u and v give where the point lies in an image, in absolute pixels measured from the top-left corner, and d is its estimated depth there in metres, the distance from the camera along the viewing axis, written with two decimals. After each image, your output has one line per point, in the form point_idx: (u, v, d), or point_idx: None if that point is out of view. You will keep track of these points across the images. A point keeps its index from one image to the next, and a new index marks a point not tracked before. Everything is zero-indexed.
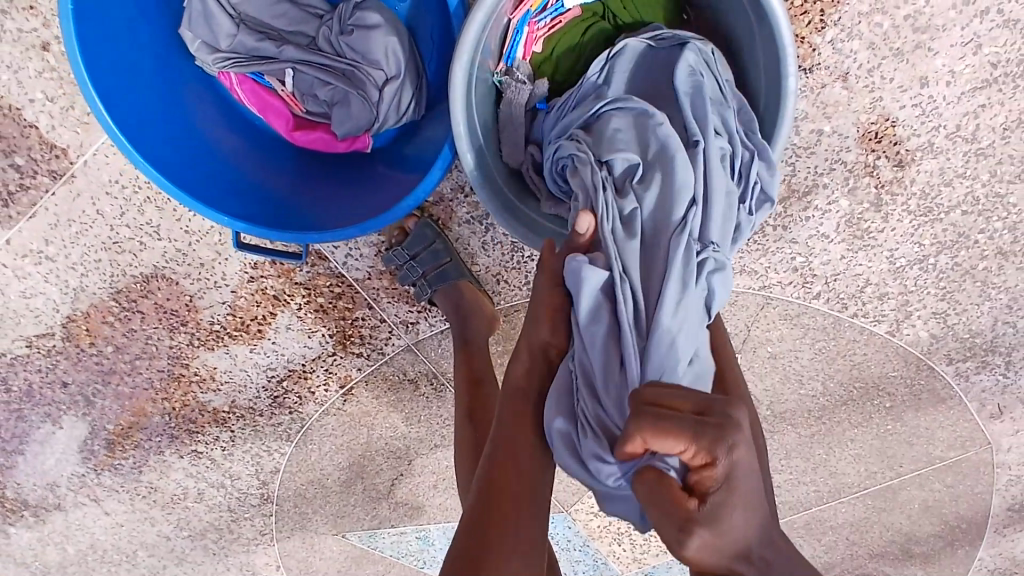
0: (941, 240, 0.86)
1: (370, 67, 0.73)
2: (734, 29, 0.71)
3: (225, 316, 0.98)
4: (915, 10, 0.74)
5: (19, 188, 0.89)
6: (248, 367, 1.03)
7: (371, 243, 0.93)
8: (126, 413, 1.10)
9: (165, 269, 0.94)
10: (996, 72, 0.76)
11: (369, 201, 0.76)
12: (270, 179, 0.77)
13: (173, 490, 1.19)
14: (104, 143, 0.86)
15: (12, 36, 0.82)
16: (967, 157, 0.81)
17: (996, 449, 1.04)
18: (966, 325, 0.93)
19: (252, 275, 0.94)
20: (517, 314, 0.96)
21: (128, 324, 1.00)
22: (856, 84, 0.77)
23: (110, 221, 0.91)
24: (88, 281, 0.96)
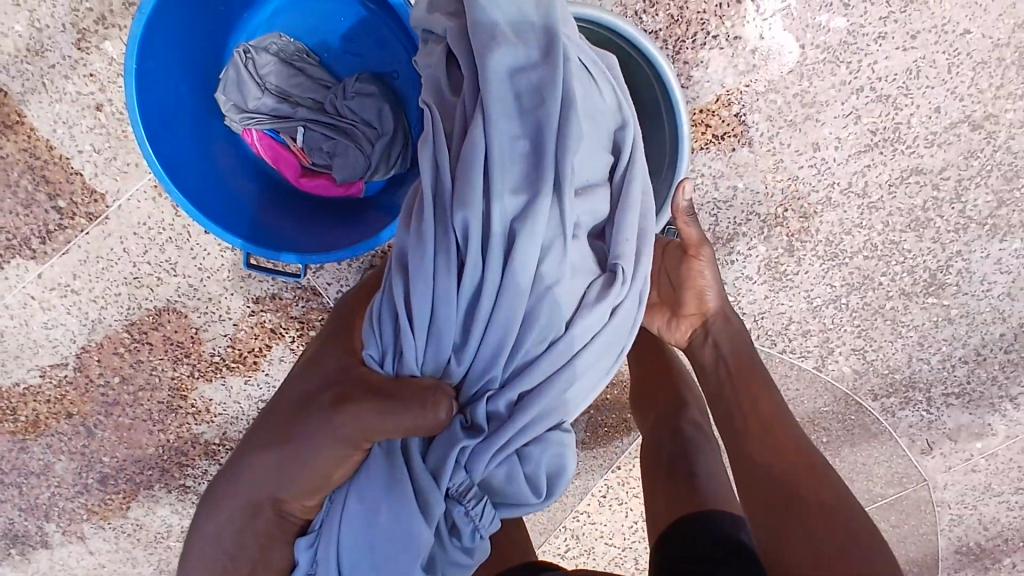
0: (850, 282, 1.00)
1: (365, 126, 0.90)
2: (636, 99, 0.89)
3: (225, 348, 1.09)
4: (801, 89, 0.92)
5: (58, 227, 1.04)
6: (241, 399, 1.13)
7: (358, 282, 1.06)
8: (122, 445, 1.17)
9: (176, 302, 1.07)
10: (874, 138, 0.94)
11: (357, 233, 0.91)
12: (275, 215, 0.93)
13: (157, 528, 1.24)
14: (138, 189, 1.02)
15: (73, 99, 1.00)
16: (860, 210, 0.96)
17: (933, 486, 1.11)
18: (885, 362, 1.04)
19: (253, 309, 1.07)
20: None
21: (136, 355, 1.11)
22: (760, 148, 0.94)
23: (134, 258, 1.05)
24: (106, 313, 1.08)
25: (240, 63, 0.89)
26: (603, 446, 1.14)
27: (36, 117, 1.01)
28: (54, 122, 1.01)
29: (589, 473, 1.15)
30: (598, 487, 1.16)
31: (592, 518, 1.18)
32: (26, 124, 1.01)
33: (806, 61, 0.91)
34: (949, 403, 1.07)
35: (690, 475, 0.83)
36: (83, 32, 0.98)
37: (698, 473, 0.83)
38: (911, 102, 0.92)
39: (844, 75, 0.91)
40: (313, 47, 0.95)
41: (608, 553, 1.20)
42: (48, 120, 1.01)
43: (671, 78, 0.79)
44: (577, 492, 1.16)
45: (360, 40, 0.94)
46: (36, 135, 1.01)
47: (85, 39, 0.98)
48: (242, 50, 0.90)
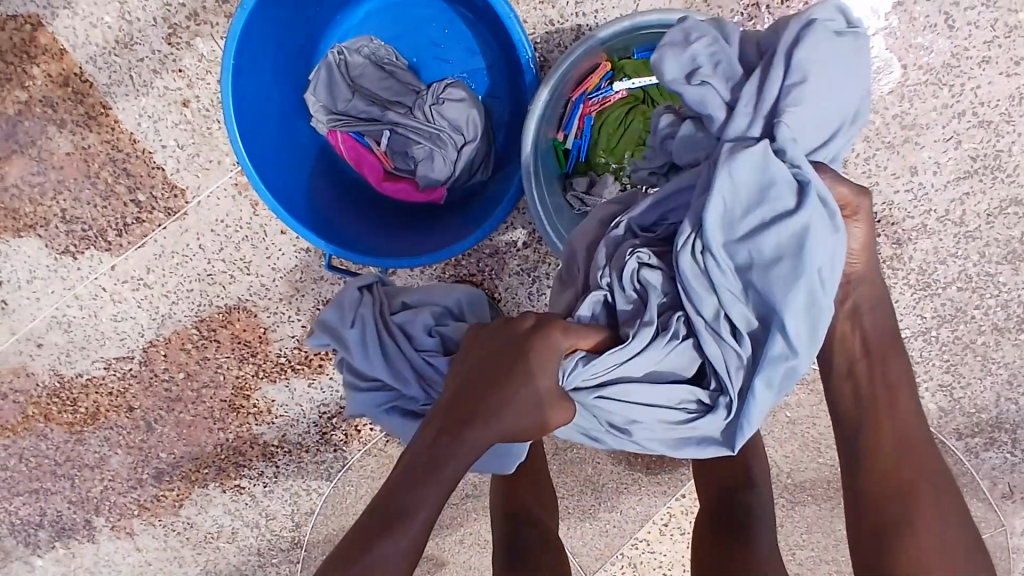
0: (940, 313, 0.96)
1: (452, 131, 0.89)
2: None
3: (292, 350, 1.08)
4: (901, 111, 0.90)
5: (135, 220, 1.05)
6: (303, 402, 1.11)
7: (430, 289, 1.05)
8: (180, 442, 1.17)
9: (247, 301, 1.06)
10: (974, 165, 0.91)
11: (439, 240, 0.89)
12: (356, 218, 0.92)
13: (208, 528, 1.22)
14: (218, 186, 1.02)
15: (159, 94, 1.01)
16: (957, 239, 0.93)
17: (1015, 533, 1.06)
18: (971, 399, 1.00)
19: (322, 311, 1.06)
20: None
21: (202, 352, 1.10)
22: (854, 171, 0.92)
23: (208, 254, 1.05)
24: (176, 308, 1.08)
25: (334, 66, 0.90)
26: (669, 470, 1.11)
27: (122, 109, 1.01)
28: (140, 116, 1.01)
29: (652, 497, 1.12)
30: (661, 514, 1.13)
31: (651, 547, 1.15)
32: (111, 116, 1.02)
33: (906, 83, 0.89)
34: None
35: (747, 530, 0.73)
36: (174, 27, 0.99)
37: (759, 522, 0.74)
38: (1014, 129, 0.89)
39: (946, 98, 0.89)
40: (403, 52, 0.95)
41: None
42: (133, 114, 1.01)
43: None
44: (638, 516, 1.13)
45: (450, 46, 0.94)
46: (121, 127, 1.02)
47: (176, 34, 0.99)
48: (336, 52, 0.90)
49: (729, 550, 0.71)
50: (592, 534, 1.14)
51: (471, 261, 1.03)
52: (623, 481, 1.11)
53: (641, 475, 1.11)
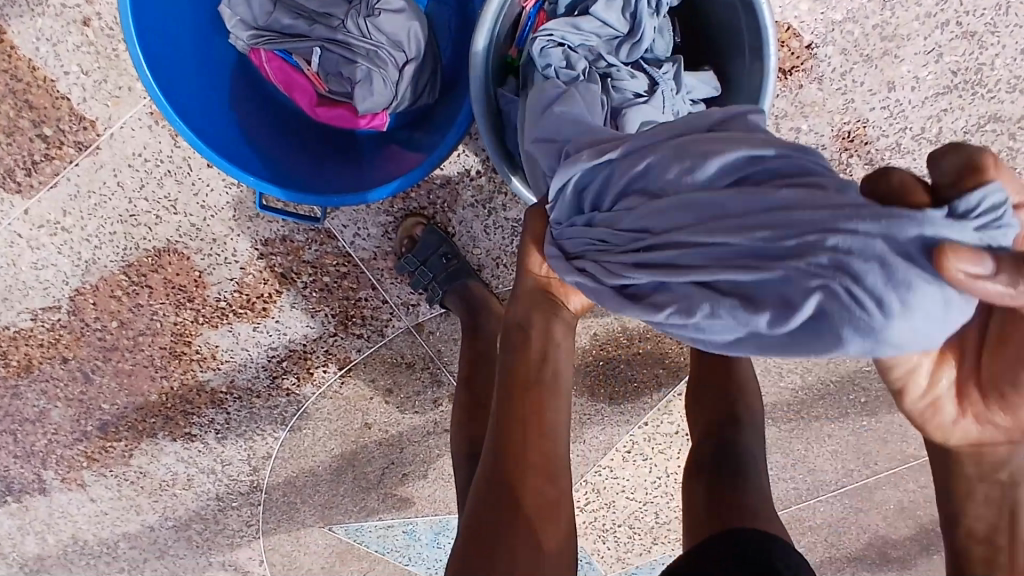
0: None
1: (392, 48, 0.79)
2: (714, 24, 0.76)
3: (231, 293, 1.01)
4: (882, 20, 0.83)
5: (43, 158, 0.94)
6: (249, 347, 1.05)
7: (378, 225, 0.98)
8: (123, 392, 1.11)
9: (177, 243, 0.98)
10: (955, 79, 0.85)
11: (384, 173, 0.81)
12: (292, 151, 0.83)
13: (162, 476, 1.19)
14: (132, 117, 0.92)
15: (55, 12, 0.88)
16: None
17: None
18: None
19: (261, 251, 0.99)
20: (514, 298, 1.01)
21: (135, 299, 1.02)
22: (830, 86, 0.85)
23: (130, 193, 0.95)
24: (100, 253, 0.99)
25: None
26: (631, 400, 1.09)
27: (14, 31, 0.89)
28: (36, 38, 0.89)
29: (614, 427, 1.11)
30: (623, 442, 1.12)
31: (614, 473, 1.15)
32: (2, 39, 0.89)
33: None
34: None
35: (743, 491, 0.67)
36: None
37: (753, 486, 0.68)
38: (999, 41, 0.84)
39: (930, 6, 0.82)
40: None
41: (628, 507, 1.17)
42: (28, 35, 0.89)
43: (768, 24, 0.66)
44: (600, 445, 1.13)
45: None
46: (15, 52, 0.89)
47: None
48: None
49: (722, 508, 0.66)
50: None
51: (421, 192, 0.96)
52: (586, 412, 1.10)
53: (604, 404, 1.10)
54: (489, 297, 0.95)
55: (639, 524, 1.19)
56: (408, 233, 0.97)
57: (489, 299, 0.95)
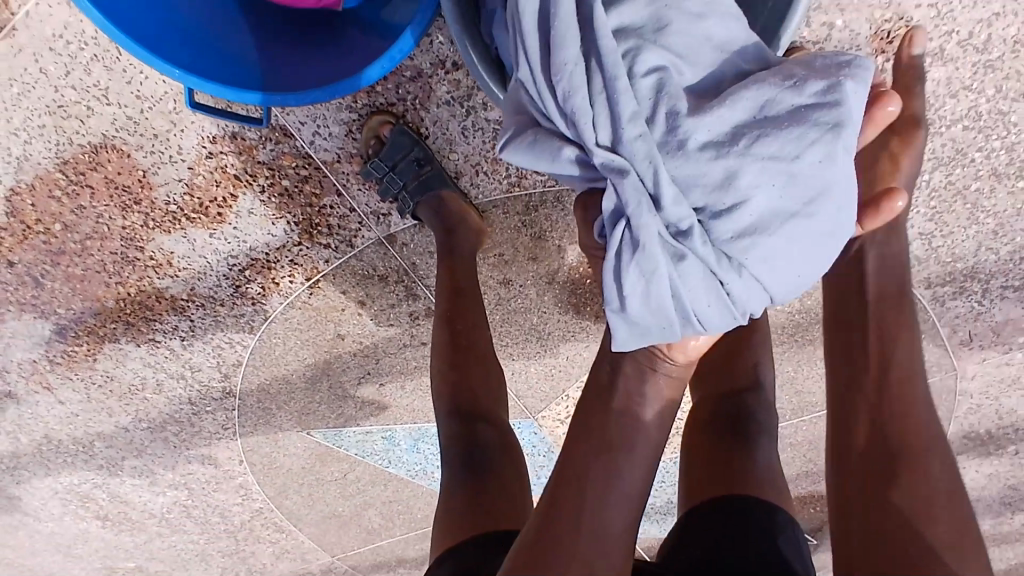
0: (937, 156, 0.83)
1: None
2: None
3: (182, 197, 0.92)
4: None
5: None
6: (207, 254, 0.97)
7: (341, 123, 0.87)
8: (78, 298, 1.03)
9: (115, 138, 0.87)
10: None
11: (336, 66, 0.68)
12: (227, 35, 0.69)
13: (130, 380, 1.15)
14: None
15: None
16: (976, 67, 0.77)
17: (962, 376, 1.04)
18: (949, 249, 0.91)
19: (211, 151, 0.88)
20: (494, 212, 0.92)
21: (76, 200, 0.93)
22: None
23: (55, 81, 0.84)
24: (32, 148, 0.89)
25: None
26: None
27: None
28: None
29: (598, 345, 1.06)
30: None
31: None
32: None
33: None
34: (1006, 295, 0.95)
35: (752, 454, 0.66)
36: None
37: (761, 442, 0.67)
38: None
39: None
40: None
41: None
42: None
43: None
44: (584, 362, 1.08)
45: None
46: None
47: None
48: None
49: (729, 472, 0.65)
50: (537, 379, 1.09)
51: (388, 87, 0.84)
52: (570, 329, 1.03)
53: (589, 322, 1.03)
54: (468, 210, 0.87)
55: None
56: (375, 133, 0.86)
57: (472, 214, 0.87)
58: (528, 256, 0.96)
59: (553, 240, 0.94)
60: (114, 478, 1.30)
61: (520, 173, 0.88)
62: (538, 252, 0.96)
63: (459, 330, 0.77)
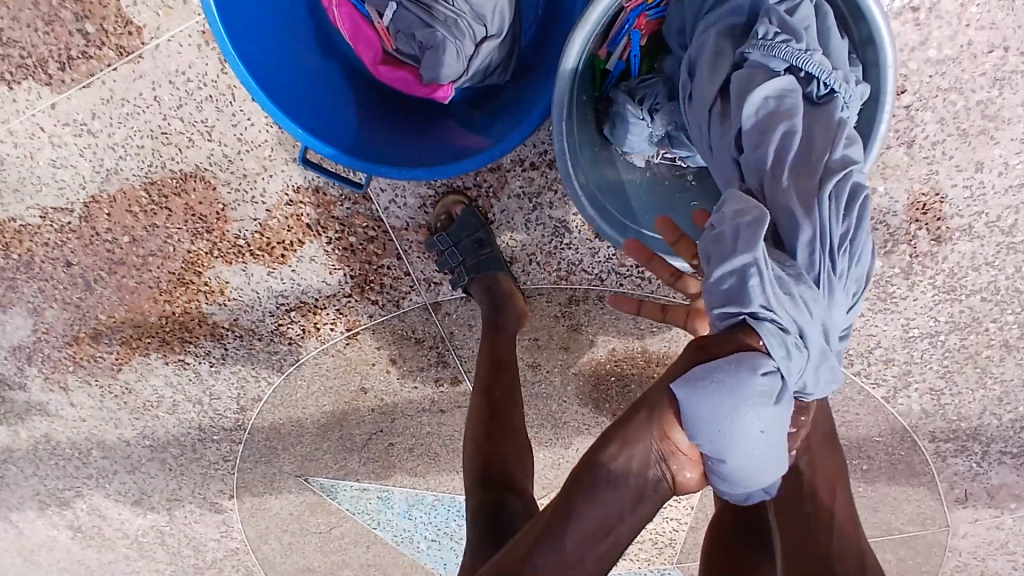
0: (955, 320, 0.90)
1: (473, 21, 0.73)
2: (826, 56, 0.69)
3: (252, 233, 0.98)
4: (988, 98, 0.78)
5: (82, 55, 0.88)
6: (260, 290, 1.02)
7: (416, 195, 0.94)
8: (122, 308, 1.07)
9: (205, 171, 0.94)
10: None
11: (436, 150, 0.76)
12: (344, 106, 0.78)
13: (147, 396, 1.16)
14: (182, 32, 0.86)
15: None
16: (998, 248, 0.85)
17: (954, 534, 1.06)
18: (956, 408, 0.97)
19: (291, 198, 0.95)
20: (538, 298, 0.98)
21: (151, 218, 0.98)
22: (917, 153, 0.81)
23: (165, 110, 0.91)
24: (124, 165, 0.95)
25: None
26: None
27: None
28: None
29: None
30: None
31: None
32: None
33: (1004, 66, 0.77)
34: (1003, 459, 1.00)
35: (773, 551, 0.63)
36: None
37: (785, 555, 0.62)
38: None
39: None
40: None
41: None
42: None
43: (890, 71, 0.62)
44: None
45: None
46: None
47: None
48: None
49: None
50: None
51: (467, 172, 0.91)
52: (586, 422, 1.07)
53: (605, 420, 1.07)
54: (516, 292, 0.92)
55: None
56: (446, 210, 0.93)
57: (518, 296, 0.93)
58: (560, 345, 1.01)
59: (588, 333, 1.00)
60: (99, 491, 1.28)
61: (570, 270, 0.94)
62: (571, 343, 1.01)
63: (497, 403, 0.81)
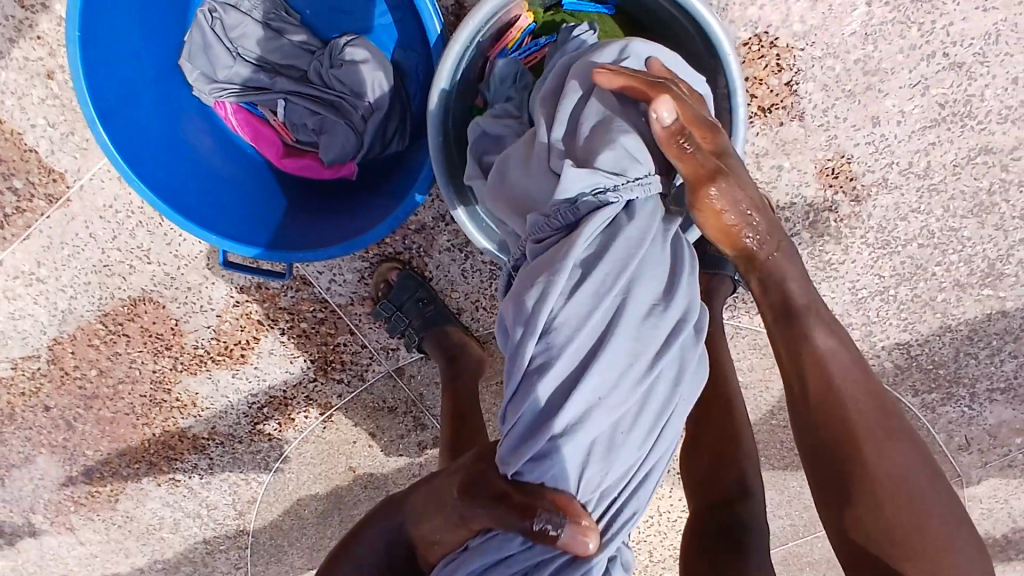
0: (900, 272, 0.90)
1: (355, 99, 0.77)
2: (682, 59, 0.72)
3: (209, 341, 1.00)
4: (864, 54, 0.80)
5: (14, 210, 0.93)
6: (230, 393, 1.04)
7: (353, 270, 0.96)
8: (106, 439, 1.09)
9: (153, 292, 0.97)
10: (942, 113, 0.82)
11: (348, 224, 0.79)
12: (257, 201, 0.81)
13: (149, 519, 1.17)
14: (101, 168, 0.91)
15: (18, 65, 0.87)
16: (920, 192, 0.86)
17: (968, 483, 1.04)
18: (929, 357, 0.96)
19: (237, 299, 0.97)
20: (494, 342, 0.99)
21: (112, 347, 1.01)
22: (812, 123, 0.83)
23: (102, 244, 0.95)
24: (76, 303, 0.98)
25: (207, 26, 0.77)
26: None
27: None
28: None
29: None
30: None
31: None
32: None
33: (872, 21, 0.79)
34: (993, 398, 0.98)
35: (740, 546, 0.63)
36: None
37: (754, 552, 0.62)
38: (987, 72, 0.80)
39: (914, 38, 0.79)
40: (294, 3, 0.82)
41: None
42: None
43: (731, 59, 0.63)
44: None
45: None
46: None
47: None
48: (208, 8, 0.77)
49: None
50: None
51: (395, 238, 0.94)
52: None
53: None
54: (470, 342, 0.94)
55: (633, 562, 1.17)
56: (384, 278, 0.96)
57: (472, 344, 0.94)
58: None
59: None
60: None
61: None
62: None
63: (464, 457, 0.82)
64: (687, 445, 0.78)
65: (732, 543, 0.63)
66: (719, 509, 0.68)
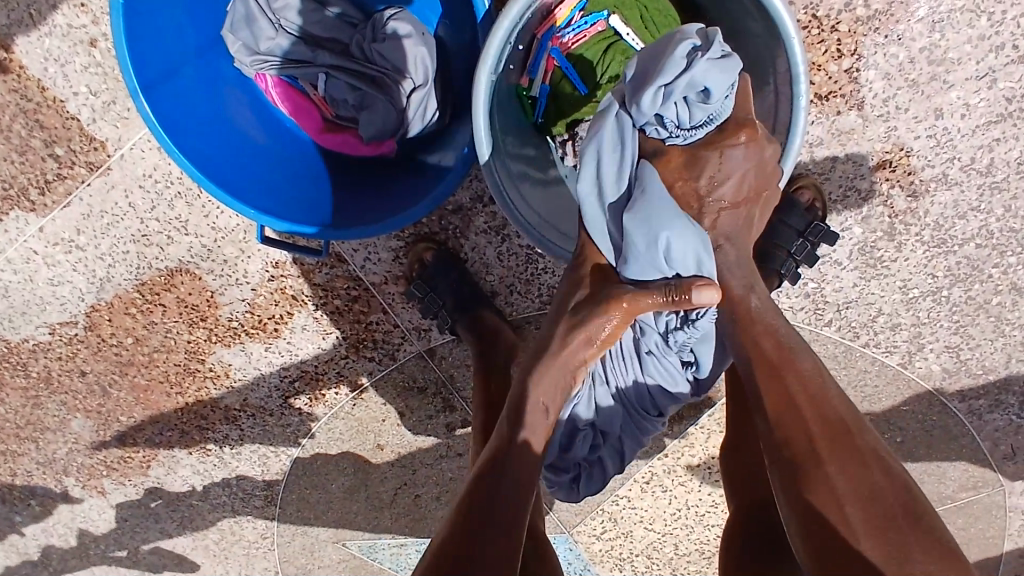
0: (954, 273, 0.86)
1: (394, 73, 0.75)
2: (744, 40, 0.68)
3: (243, 314, 1.01)
4: (930, 43, 0.76)
5: (56, 177, 0.94)
6: (262, 366, 1.05)
7: (388, 249, 0.96)
8: (140, 406, 1.10)
9: (189, 263, 0.98)
10: (1010, 107, 0.78)
11: (387, 204, 0.77)
12: (296, 176, 0.80)
13: (179, 487, 1.18)
14: (141, 138, 0.91)
15: (63, 33, 0.87)
16: (981, 190, 0.82)
17: (1011, 493, 1.00)
18: (979, 362, 0.92)
19: (273, 273, 0.97)
20: (527, 326, 0.98)
21: (148, 316, 1.02)
22: (871, 113, 0.79)
23: (141, 214, 0.95)
24: (114, 272, 0.99)
25: None
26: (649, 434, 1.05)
27: (24, 52, 0.88)
28: (45, 59, 0.88)
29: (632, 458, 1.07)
30: (641, 473, 1.08)
31: (632, 503, 1.11)
32: (13, 59, 0.88)
33: (940, 8, 0.75)
34: None
35: (796, 555, 0.63)
36: None
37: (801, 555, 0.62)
38: None
39: (985, 27, 0.75)
40: None
41: (645, 537, 1.14)
42: (37, 56, 0.88)
43: (794, 42, 0.59)
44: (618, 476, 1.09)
45: None
46: (26, 74, 0.89)
47: None
48: None
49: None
50: None
51: (432, 218, 0.93)
52: None
53: None
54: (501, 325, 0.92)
55: (658, 554, 1.16)
56: (418, 257, 0.95)
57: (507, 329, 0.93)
58: None
59: None
60: None
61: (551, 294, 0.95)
62: None
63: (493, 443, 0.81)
64: (727, 439, 0.75)
65: (783, 547, 0.63)
66: (764, 509, 0.67)
